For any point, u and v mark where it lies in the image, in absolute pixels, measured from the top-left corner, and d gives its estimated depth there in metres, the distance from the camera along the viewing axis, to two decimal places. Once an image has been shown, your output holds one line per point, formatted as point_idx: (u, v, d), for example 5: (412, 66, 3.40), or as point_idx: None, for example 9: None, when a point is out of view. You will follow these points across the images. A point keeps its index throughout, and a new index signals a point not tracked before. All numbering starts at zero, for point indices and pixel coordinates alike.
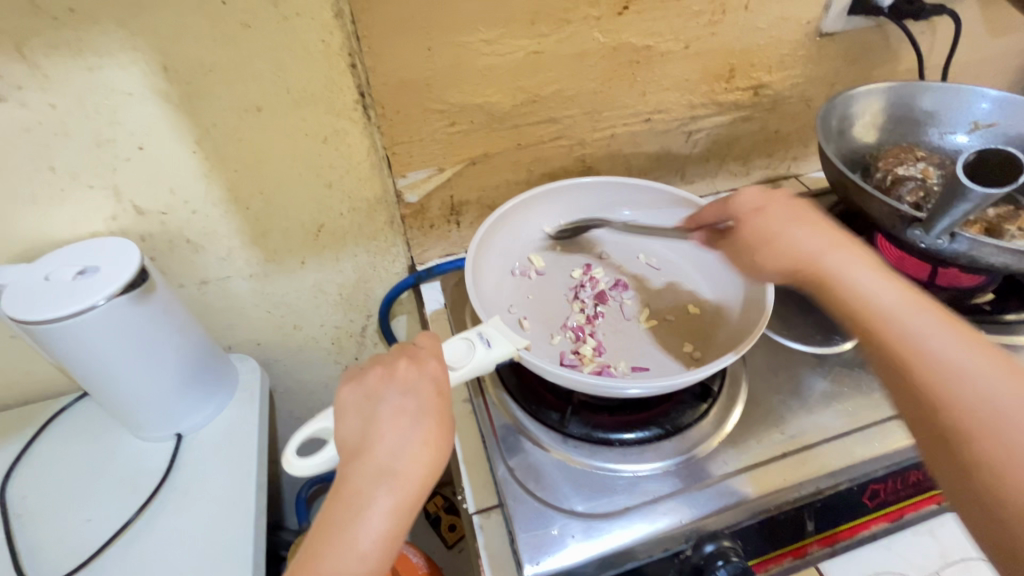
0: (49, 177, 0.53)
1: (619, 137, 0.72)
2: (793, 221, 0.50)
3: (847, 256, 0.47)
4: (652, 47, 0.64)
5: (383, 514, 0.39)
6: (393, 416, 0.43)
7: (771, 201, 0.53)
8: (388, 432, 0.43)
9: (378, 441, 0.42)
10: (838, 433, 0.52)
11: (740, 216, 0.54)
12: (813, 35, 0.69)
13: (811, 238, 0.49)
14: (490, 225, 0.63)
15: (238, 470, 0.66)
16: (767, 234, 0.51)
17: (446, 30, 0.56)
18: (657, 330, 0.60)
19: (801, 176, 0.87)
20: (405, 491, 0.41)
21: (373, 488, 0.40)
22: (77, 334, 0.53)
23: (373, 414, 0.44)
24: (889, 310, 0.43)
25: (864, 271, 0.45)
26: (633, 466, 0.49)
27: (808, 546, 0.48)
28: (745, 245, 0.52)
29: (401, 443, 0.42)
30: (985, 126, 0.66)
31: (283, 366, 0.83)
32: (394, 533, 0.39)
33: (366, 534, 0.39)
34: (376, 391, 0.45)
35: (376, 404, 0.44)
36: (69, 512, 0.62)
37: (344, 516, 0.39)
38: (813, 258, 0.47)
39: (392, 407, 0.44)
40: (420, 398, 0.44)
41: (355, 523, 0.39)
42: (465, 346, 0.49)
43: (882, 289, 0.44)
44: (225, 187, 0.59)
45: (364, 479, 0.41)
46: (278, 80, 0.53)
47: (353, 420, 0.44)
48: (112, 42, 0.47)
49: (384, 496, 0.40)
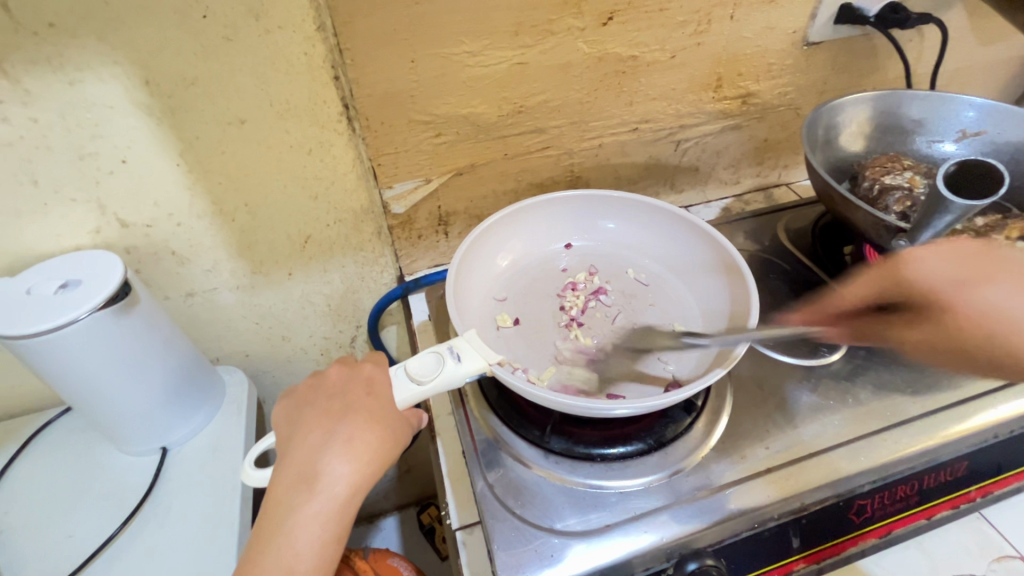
0: (32, 191, 0.53)
1: (606, 147, 0.72)
2: (985, 280, 0.43)
3: (1008, 286, 0.43)
4: (637, 57, 0.64)
5: (308, 517, 0.42)
6: (319, 419, 0.47)
7: (966, 266, 0.44)
8: (309, 437, 0.45)
9: (300, 445, 0.45)
10: (823, 447, 0.51)
11: (926, 295, 0.45)
12: (799, 44, 0.69)
13: (1010, 294, 0.42)
14: (472, 242, 0.62)
15: (221, 488, 0.65)
16: (944, 297, 0.44)
17: (430, 42, 0.56)
18: (641, 352, 0.59)
19: (791, 184, 0.87)
20: (328, 492, 0.43)
21: (295, 495, 0.43)
22: (58, 347, 0.53)
23: (300, 420, 0.47)
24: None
25: (995, 290, 0.43)
26: (618, 482, 0.48)
27: (794, 563, 0.47)
28: (950, 330, 0.44)
29: (325, 445, 0.45)
30: (973, 134, 0.65)
31: (272, 377, 0.82)
32: (324, 535, 0.42)
33: (293, 540, 0.41)
34: (307, 399, 0.49)
35: (305, 412, 0.48)
36: (52, 529, 0.62)
37: (267, 528, 0.42)
38: (942, 291, 0.44)
39: (319, 412, 0.47)
40: (346, 399, 0.48)
41: (279, 532, 0.41)
42: (435, 359, 0.47)
43: (1015, 303, 0.42)
44: (210, 199, 0.59)
45: (285, 486, 0.43)
46: (261, 92, 0.53)
47: (283, 428, 0.48)
48: (93, 57, 0.47)
49: (305, 501, 0.42)
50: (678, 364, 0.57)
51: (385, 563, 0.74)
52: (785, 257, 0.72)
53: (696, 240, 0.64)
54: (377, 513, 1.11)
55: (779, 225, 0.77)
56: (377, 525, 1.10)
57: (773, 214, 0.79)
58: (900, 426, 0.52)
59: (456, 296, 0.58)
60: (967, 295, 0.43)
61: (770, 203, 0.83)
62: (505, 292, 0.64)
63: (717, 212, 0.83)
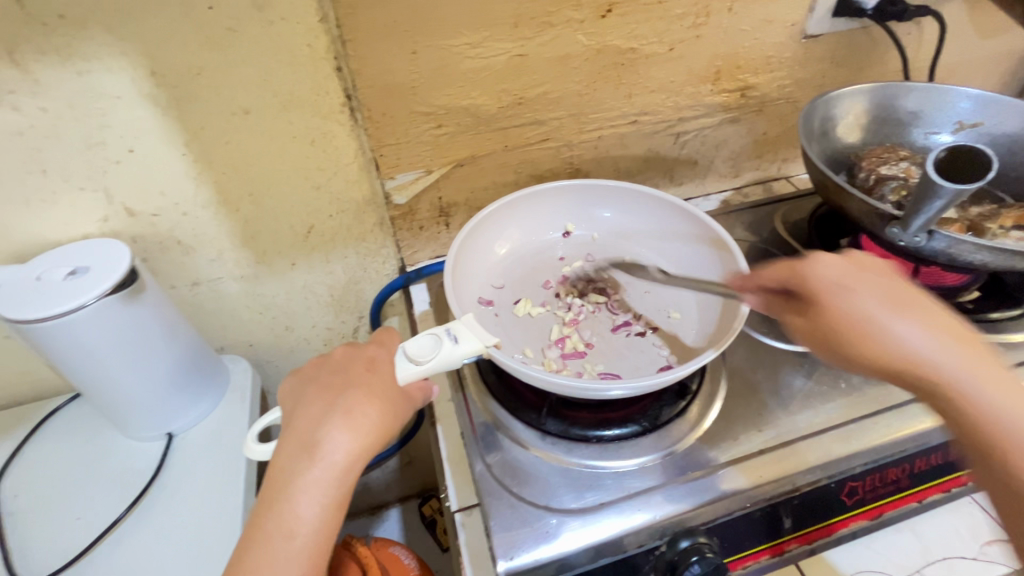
0: (41, 180, 0.54)
1: (606, 139, 0.73)
2: (860, 287, 0.42)
3: (916, 321, 0.41)
4: (636, 50, 0.65)
5: (309, 484, 0.43)
6: (322, 392, 0.48)
7: (854, 275, 0.43)
8: (310, 408, 0.47)
9: (303, 417, 0.46)
10: (814, 430, 0.52)
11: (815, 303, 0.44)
12: (798, 37, 0.70)
13: (909, 323, 0.41)
14: (470, 231, 0.63)
15: (224, 473, 0.66)
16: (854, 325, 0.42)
17: (430, 33, 0.57)
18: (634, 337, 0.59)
19: (791, 178, 0.87)
20: (328, 460, 0.44)
21: (296, 462, 0.44)
22: (66, 333, 0.54)
23: (303, 394, 0.48)
24: (934, 359, 0.39)
25: (873, 301, 0.42)
26: (613, 463, 0.49)
27: (786, 543, 0.49)
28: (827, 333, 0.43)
29: (326, 417, 0.46)
30: (970, 125, 0.66)
31: (275, 367, 0.83)
32: (324, 501, 0.43)
33: (294, 505, 0.42)
34: (310, 374, 0.50)
35: (309, 387, 0.49)
36: (60, 511, 0.63)
37: (272, 493, 0.43)
38: (868, 328, 0.41)
39: (321, 386, 0.48)
40: (347, 374, 0.48)
41: (282, 499, 0.42)
42: (432, 340, 0.48)
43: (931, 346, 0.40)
44: (215, 189, 0.60)
45: (288, 454, 0.44)
46: (264, 83, 0.54)
47: (287, 402, 0.49)
48: (101, 47, 0.48)
49: (306, 468, 0.43)
50: (672, 349, 0.58)
51: (387, 552, 0.75)
52: (783, 247, 0.72)
53: (694, 230, 0.65)
54: (380, 505, 1.12)
55: (776, 217, 0.78)
56: (380, 517, 1.11)
57: (772, 206, 0.80)
58: (892, 411, 0.53)
59: (454, 283, 0.59)
60: (878, 332, 0.41)
61: (769, 196, 0.84)
62: (503, 280, 0.65)
63: (717, 205, 0.83)
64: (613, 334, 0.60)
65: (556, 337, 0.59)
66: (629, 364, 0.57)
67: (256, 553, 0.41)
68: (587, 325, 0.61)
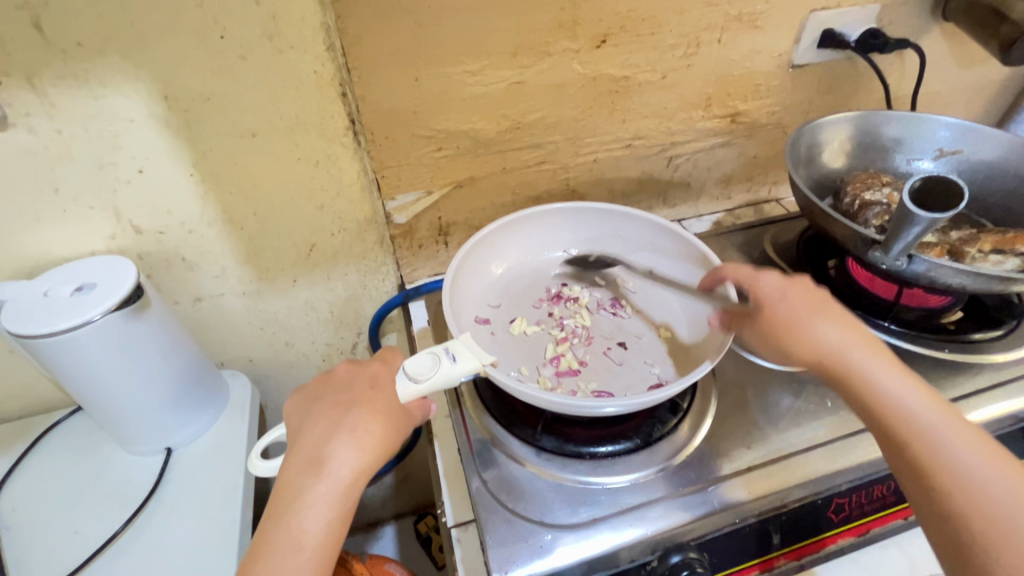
0: (52, 199, 0.56)
1: (601, 162, 0.75)
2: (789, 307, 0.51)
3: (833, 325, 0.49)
4: (630, 78, 0.67)
5: (315, 499, 0.44)
6: (327, 410, 0.49)
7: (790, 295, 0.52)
8: (317, 426, 0.48)
9: (310, 434, 0.47)
10: (801, 448, 0.53)
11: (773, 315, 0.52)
12: (785, 66, 0.73)
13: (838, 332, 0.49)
14: (468, 251, 0.65)
15: (223, 488, 0.66)
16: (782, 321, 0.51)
17: (432, 62, 0.59)
18: (627, 354, 0.61)
19: (781, 200, 0.89)
20: (334, 476, 0.45)
21: (304, 478, 0.45)
22: (71, 348, 0.55)
23: (309, 412, 0.49)
24: (915, 411, 0.44)
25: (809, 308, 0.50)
26: (606, 479, 0.50)
27: (775, 559, 0.50)
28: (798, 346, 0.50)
29: (331, 434, 0.47)
30: (950, 152, 0.68)
31: (274, 382, 0.84)
32: (330, 516, 0.44)
33: (301, 520, 0.43)
34: (314, 392, 0.51)
35: (314, 405, 0.50)
36: (58, 525, 0.63)
37: (278, 509, 0.44)
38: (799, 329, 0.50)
39: (326, 404, 0.49)
40: (352, 391, 0.50)
41: (289, 514, 0.43)
42: (431, 359, 0.50)
43: (905, 391, 0.45)
44: (220, 208, 0.62)
45: (295, 470, 0.45)
46: (272, 108, 0.56)
47: (293, 419, 0.50)
48: (116, 73, 0.50)
49: (312, 484, 0.44)
50: (663, 366, 0.60)
51: (382, 568, 0.75)
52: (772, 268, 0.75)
53: (684, 251, 0.68)
54: (375, 522, 1.12)
55: (766, 239, 0.80)
56: (375, 534, 1.11)
57: (761, 228, 0.82)
58: None
59: (452, 302, 0.61)
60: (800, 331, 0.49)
61: (760, 217, 0.86)
62: (500, 299, 0.67)
63: (709, 225, 0.86)
64: (606, 351, 0.61)
65: (550, 355, 0.61)
66: (622, 381, 0.58)
67: (262, 567, 0.41)
68: (581, 343, 0.62)
